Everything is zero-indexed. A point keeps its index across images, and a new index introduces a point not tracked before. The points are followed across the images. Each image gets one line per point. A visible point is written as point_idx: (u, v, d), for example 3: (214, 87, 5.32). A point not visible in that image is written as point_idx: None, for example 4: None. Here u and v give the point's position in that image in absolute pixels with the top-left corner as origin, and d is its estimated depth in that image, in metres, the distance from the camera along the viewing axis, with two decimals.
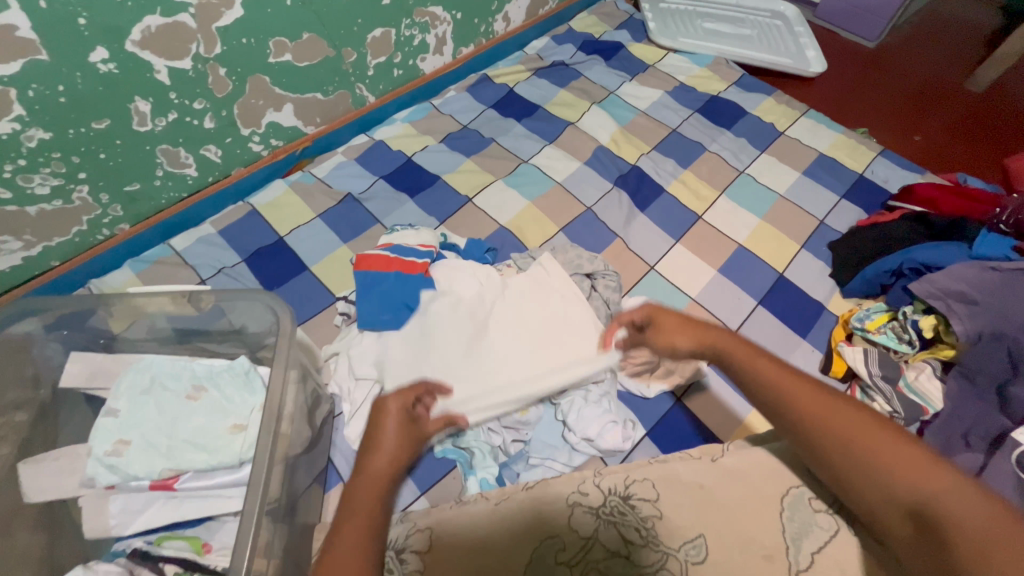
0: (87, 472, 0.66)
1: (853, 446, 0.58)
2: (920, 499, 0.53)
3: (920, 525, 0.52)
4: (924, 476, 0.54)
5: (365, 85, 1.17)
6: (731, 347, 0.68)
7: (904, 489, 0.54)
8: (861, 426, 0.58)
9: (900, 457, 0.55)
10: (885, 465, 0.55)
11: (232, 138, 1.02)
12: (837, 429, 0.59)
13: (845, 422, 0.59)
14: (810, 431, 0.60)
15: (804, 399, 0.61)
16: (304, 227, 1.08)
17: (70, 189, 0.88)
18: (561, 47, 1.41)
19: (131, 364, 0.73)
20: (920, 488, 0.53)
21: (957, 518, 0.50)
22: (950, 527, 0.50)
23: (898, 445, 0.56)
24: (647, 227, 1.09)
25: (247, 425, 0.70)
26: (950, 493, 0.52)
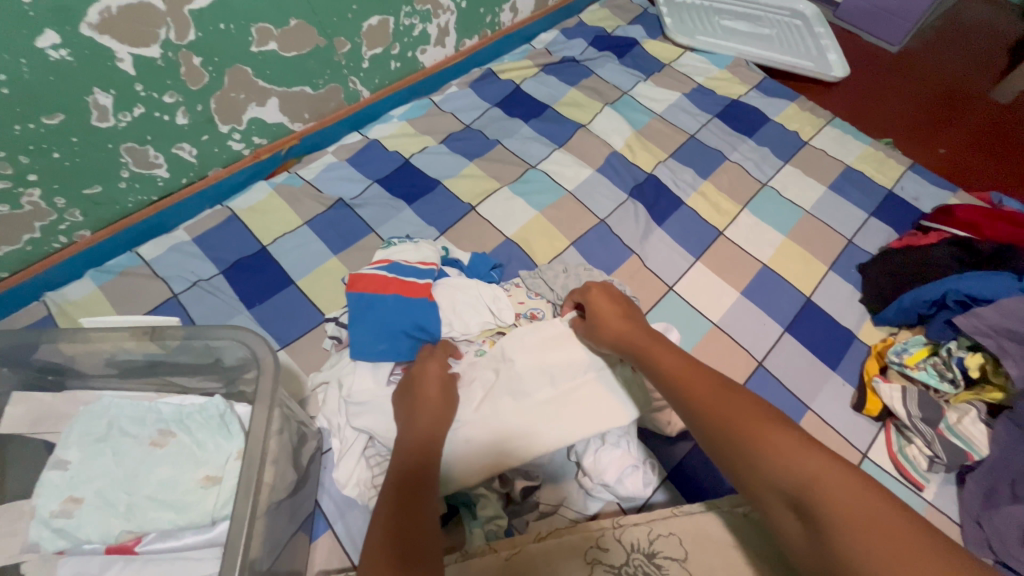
0: (30, 536, 0.56)
1: (736, 428, 0.51)
2: (794, 485, 0.46)
3: (805, 518, 0.45)
4: (794, 457, 0.47)
5: (359, 78, 1.06)
6: (639, 336, 0.67)
7: (777, 474, 0.47)
8: (744, 413, 0.52)
9: (784, 438, 0.49)
10: (765, 445, 0.49)
11: (209, 136, 0.91)
12: (727, 411, 0.53)
13: (733, 403, 0.53)
14: (702, 419, 0.54)
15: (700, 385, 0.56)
16: (291, 236, 0.98)
17: (18, 193, 0.76)
18: (571, 42, 1.31)
19: (85, 406, 0.63)
20: (794, 472, 0.46)
21: (831, 502, 0.43)
22: (830, 514, 0.43)
23: (777, 428, 0.50)
24: (665, 243, 1.01)
25: (222, 477, 0.60)
26: (820, 473, 0.45)
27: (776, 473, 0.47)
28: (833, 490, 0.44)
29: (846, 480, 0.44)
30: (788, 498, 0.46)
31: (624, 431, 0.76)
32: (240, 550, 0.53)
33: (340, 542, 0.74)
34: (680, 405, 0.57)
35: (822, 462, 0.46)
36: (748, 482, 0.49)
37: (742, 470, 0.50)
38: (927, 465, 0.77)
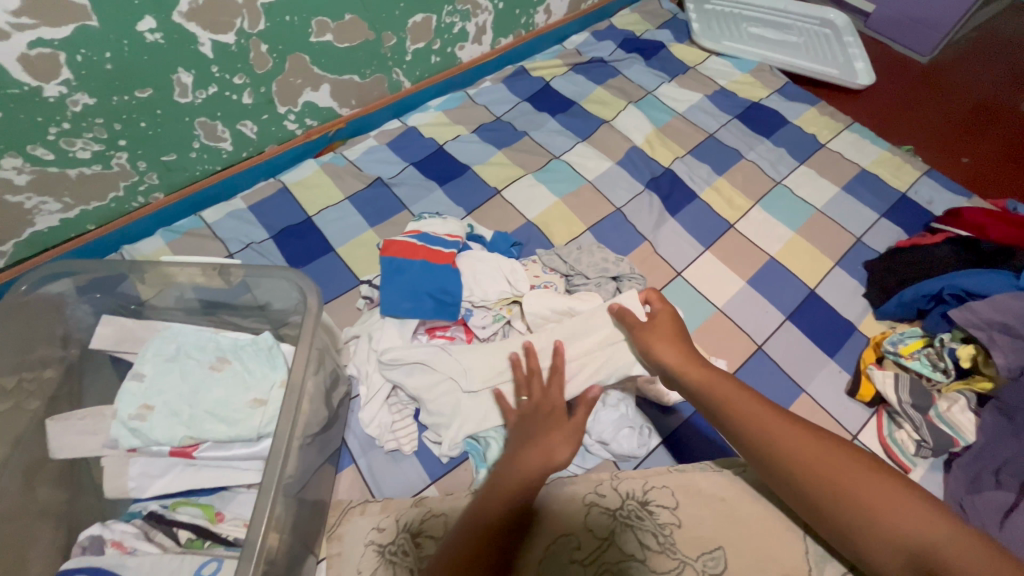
0: (111, 433, 0.67)
1: (843, 490, 0.58)
2: (919, 543, 0.54)
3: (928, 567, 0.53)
4: (930, 524, 0.55)
5: (402, 70, 1.16)
6: (722, 385, 0.68)
7: (901, 534, 0.55)
8: (847, 470, 0.59)
9: (894, 499, 0.57)
10: (873, 509, 0.57)
11: (268, 115, 1.03)
12: (844, 475, 0.59)
13: (838, 466, 0.60)
14: (810, 480, 0.60)
15: (794, 443, 0.62)
16: (333, 209, 1.09)
17: (110, 155, 0.89)
18: (600, 44, 1.39)
19: (158, 331, 0.74)
20: (928, 539, 0.54)
21: (946, 553, 0.53)
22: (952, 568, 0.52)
23: (886, 484, 0.58)
24: (677, 233, 1.07)
25: (267, 400, 0.70)
26: (941, 536, 0.54)
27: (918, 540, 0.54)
28: (953, 551, 0.53)
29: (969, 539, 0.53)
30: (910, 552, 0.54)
31: (624, 396, 0.85)
32: (280, 459, 0.62)
33: (362, 476, 0.83)
34: (778, 464, 0.62)
35: (947, 525, 0.55)
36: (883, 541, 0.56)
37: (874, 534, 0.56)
38: (915, 449, 0.81)
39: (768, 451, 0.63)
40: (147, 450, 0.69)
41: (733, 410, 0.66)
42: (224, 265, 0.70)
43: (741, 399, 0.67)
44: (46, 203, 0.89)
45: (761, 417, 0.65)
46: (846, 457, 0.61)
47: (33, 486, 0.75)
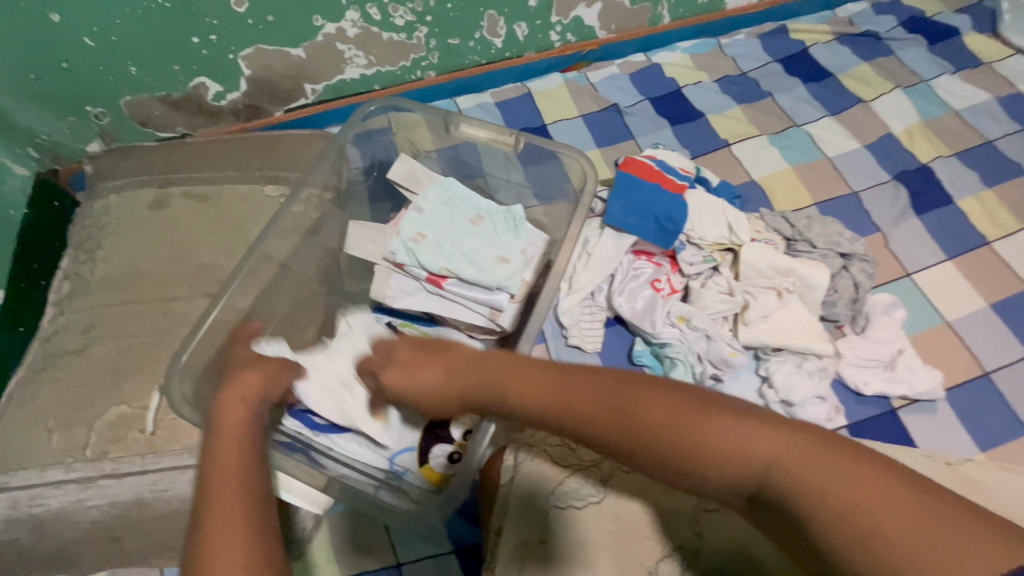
0: (390, 248, 0.82)
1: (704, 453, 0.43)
2: (763, 475, 0.42)
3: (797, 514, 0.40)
4: (770, 455, 0.42)
5: (667, 5, 1.18)
6: (456, 377, 0.57)
7: (741, 466, 0.42)
8: (728, 435, 0.43)
9: (755, 445, 0.42)
10: (713, 457, 0.43)
11: (541, 22, 1.11)
12: (759, 451, 0.42)
13: (723, 442, 0.43)
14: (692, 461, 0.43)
15: (656, 416, 0.45)
16: (567, 122, 1.16)
17: (415, 28, 1.04)
18: (879, 18, 1.26)
19: (435, 181, 0.87)
20: (711, 463, 0.43)
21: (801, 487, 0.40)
22: (821, 511, 0.39)
23: (755, 434, 0.43)
24: (917, 233, 0.99)
25: (510, 261, 0.81)
26: (814, 477, 0.40)
27: (679, 452, 0.44)
28: (852, 500, 0.38)
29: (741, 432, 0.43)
30: (766, 487, 0.42)
31: (824, 368, 0.83)
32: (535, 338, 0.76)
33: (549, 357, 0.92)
34: (631, 449, 0.46)
35: (789, 454, 0.42)
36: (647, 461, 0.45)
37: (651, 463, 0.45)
38: None
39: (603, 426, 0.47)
40: (408, 270, 0.83)
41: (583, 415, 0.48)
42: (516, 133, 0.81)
43: (515, 377, 0.52)
44: (357, 58, 1.06)
45: (654, 419, 0.45)
46: (711, 411, 0.44)
47: (310, 274, 0.95)
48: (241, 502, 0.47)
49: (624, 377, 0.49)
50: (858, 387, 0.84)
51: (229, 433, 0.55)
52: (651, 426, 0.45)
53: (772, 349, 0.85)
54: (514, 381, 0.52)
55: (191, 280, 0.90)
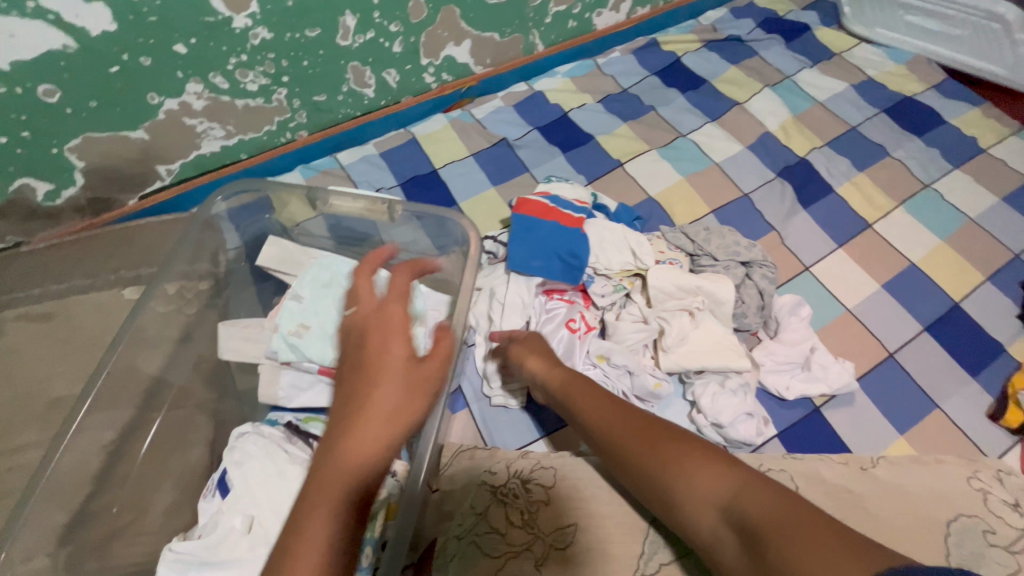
0: (272, 345, 0.73)
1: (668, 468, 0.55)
2: (723, 499, 0.51)
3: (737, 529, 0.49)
4: (722, 474, 0.53)
5: (539, 32, 1.16)
6: (382, 433, 0.46)
7: (706, 484, 0.53)
8: (680, 453, 0.56)
9: (711, 470, 0.53)
10: (680, 475, 0.54)
11: (411, 66, 1.06)
12: (719, 474, 0.53)
13: (676, 454, 0.56)
14: (664, 476, 0.55)
15: (635, 436, 0.60)
16: (458, 163, 1.11)
17: (272, 90, 0.95)
18: (739, 21, 1.32)
19: (314, 259, 0.79)
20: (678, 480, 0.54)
21: (756, 510, 0.48)
22: (767, 536, 0.46)
23: (705, 457, 0.55)
24: (809, 226, 1.02)
25: (408, 336, 0.74)
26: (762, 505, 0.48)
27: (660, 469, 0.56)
28: (777, 524, 0.46)
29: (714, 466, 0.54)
30: (721, 512, 0.51)
31: (746, 382, 0.82)
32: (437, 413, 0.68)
33: (474, 422, 0.86)
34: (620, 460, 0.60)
35: (745, 482, 0.51)
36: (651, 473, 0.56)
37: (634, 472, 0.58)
38: None
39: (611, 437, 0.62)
40: (297, 365, 0.74)
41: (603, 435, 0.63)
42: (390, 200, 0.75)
43: (594, 397, 0.67)
44: (213, 129, 0.96)
45: (631, 427, 0.61)
46: (679, 438, 0.58)
47: (192, 383, 0.83)
48: (328, 515, 0.43)
49: (654, 420, 0.61)
50: (780, 393, 0.84)
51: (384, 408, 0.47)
52: (633, 438, 0.60)
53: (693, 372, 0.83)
54: (595, 406, 0.66)
55: (41, 421, 0.79)
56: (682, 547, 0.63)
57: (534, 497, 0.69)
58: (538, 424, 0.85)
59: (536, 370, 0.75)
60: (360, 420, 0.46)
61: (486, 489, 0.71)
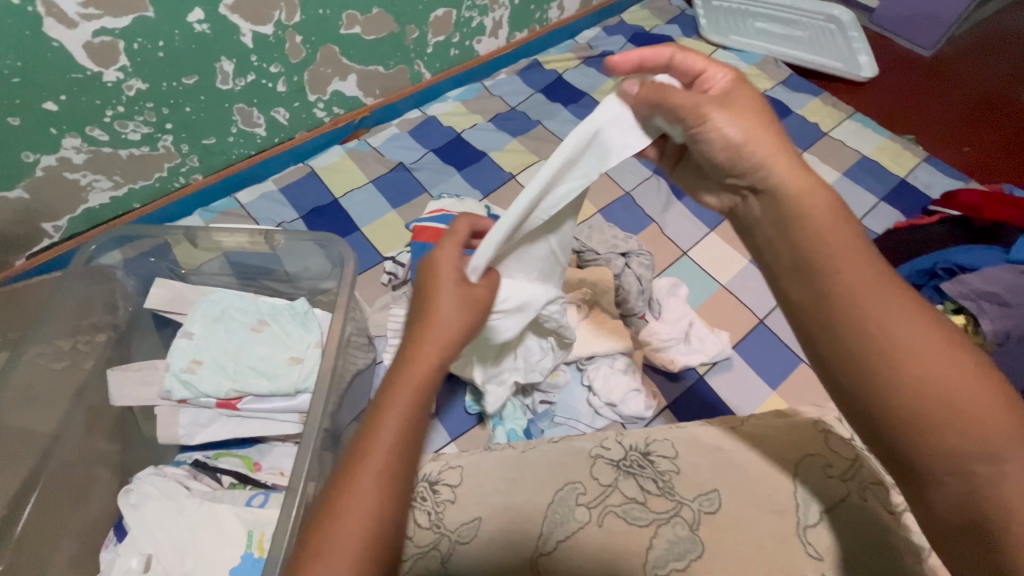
0: (165, 385, 0.74)
1: (911, 378, 0.44)
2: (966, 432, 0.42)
3: (972, 472, 0.42)
4: (977, 404, 0.43)
5: (423, 62, 1.23)
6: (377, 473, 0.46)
7: (951, 410, 0.43)
8: (947, 358, 0.44)
9: (984, 401, 0.43)
10: (919, 392, 0.43)
11: (299, 103, 1.10)
12: (988, 411, 0.42)
13: (958, 372, 0.43)
14: (921, 391, 0.43)
15: (891, 316, 0.45)
16: (358, 191, 1.15)
17: (157, 138, 0.97)
18: (611, 39, 1.45)
19: (205, 296, 0.81)
20: (978, 421, 0.42)
21: (1004, 478, 0.41)
22: (997, 499, 0.41)
23: (963, 373, 0.43)
24: (684, 215, 1.12)
25: (304, 358, 0.77)
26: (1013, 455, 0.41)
27: (918, 392, 0.43)
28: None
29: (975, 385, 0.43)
30: (946, 447, 0.42)
31: (632, 362, 0.90)
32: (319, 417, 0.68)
33: None
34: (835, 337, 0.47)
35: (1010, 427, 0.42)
36: (898, 380, 0.44)
37: (893, 388, 0.44)
38: None
39: (859, 317, 0.46)
40: (195, 401, 0.76)
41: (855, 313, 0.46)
42: (266, 230, 0.79)
43: (881, 304, 0.45)
44: (99, 182, 0.97)
45: (894, 319, 0.45)
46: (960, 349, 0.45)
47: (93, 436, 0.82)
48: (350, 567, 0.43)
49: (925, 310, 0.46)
50: (667, 366, 0.92)
51: (415, 377, 0.49)
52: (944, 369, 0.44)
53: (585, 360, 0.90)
54: (858, 274, 0.46)
55: None
56: (581, 523, 0.66)
57: (442, 497, 0.70)
58: (449, 428, 0.90)
59: (780, 176, 0.48)
60: (406, 391, 0.48)
61: None
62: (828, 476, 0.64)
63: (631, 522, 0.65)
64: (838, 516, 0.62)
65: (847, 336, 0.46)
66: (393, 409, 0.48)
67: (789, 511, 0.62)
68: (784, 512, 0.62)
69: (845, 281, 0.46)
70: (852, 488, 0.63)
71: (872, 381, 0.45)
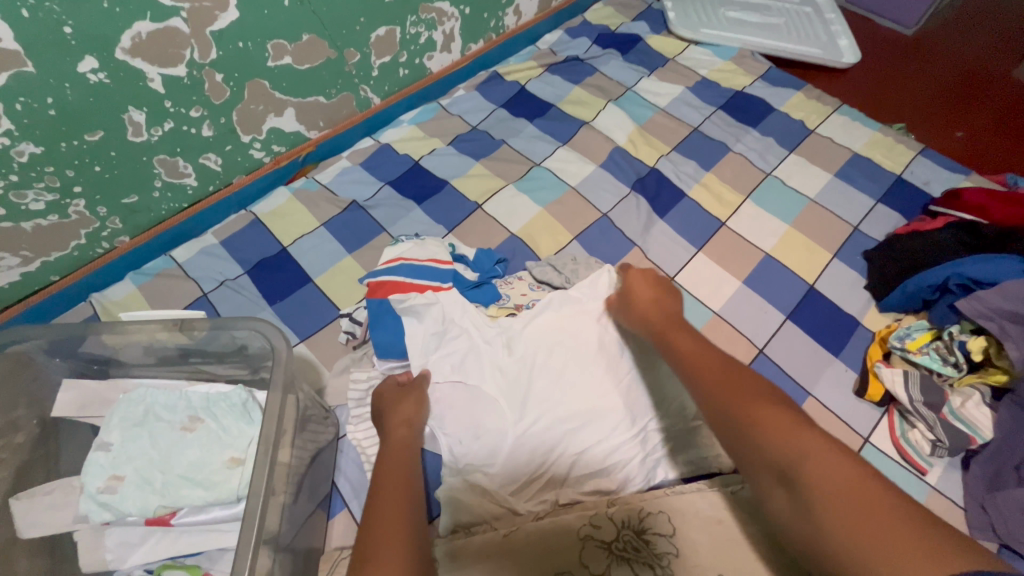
0: (80, 508, 0.64)
1: (738, 413, 0.55)
2: (788, 466, 0.50)
3: (794, 490, 0.49)
4: (791, 438, 0.51)
5: (369, 86, 1.11)
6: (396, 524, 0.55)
7: (782, 448, 0.51)
8: (777, 417, 0.53)
9: (780, 427, 0.52)
10: (755, 422, 0.54)
11: (232, 146, 0.98)
12: (779, 435, 0.52)
13: (755, 406, 0.55)
14: (755, 428, 0.53)
15: (710, 370, 0.61)
16: (308, 237, 1.03)
17: (66, 204, 0.85)
18: (574, 42, 1.34)
19: (126, 394, 0.71)
20: (809, 455, 0.49)
21: (814, 480, 0.47)
22: (822, 513, 0.46)
23: (778, 414, 0.54)
24: (667, 235, 1.03)
25: (245, 459, 0.66)
26: (836, 479, 0.47)
27: (750, 441, 0.53)
28: (839, 501, 0.45)
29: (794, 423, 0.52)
30: (781, 478, 0.50)
31: None
32: (256, 523, 0.57)
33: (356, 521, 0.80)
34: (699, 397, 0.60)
35: (824, 445, 0.50)
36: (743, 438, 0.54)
37: (733, 429, 0.55)
38: (931, 449, 0.76)
39: (691, 379, 0.62)
40: (122, 520, 0.66)
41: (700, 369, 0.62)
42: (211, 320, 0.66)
43: (709, 368, 0.61)
44: (3, 259, 0.84)
45: (699, 363, 0.62)
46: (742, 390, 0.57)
47: None
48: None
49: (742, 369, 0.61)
50: None
51: (397, 450, 0.67)
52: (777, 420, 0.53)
53: (577, 423, 0.76)
54: (688, 345, 0.66)
55: None
56: None
57: None
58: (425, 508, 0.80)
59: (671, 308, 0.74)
60: (392, 465, 0.64)
61: None
62: None
63: None
64: None
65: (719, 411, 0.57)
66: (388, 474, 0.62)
67: None
68: None
69: (686, 366, 0.63)
70: None
71: (733, 443, 0.55)
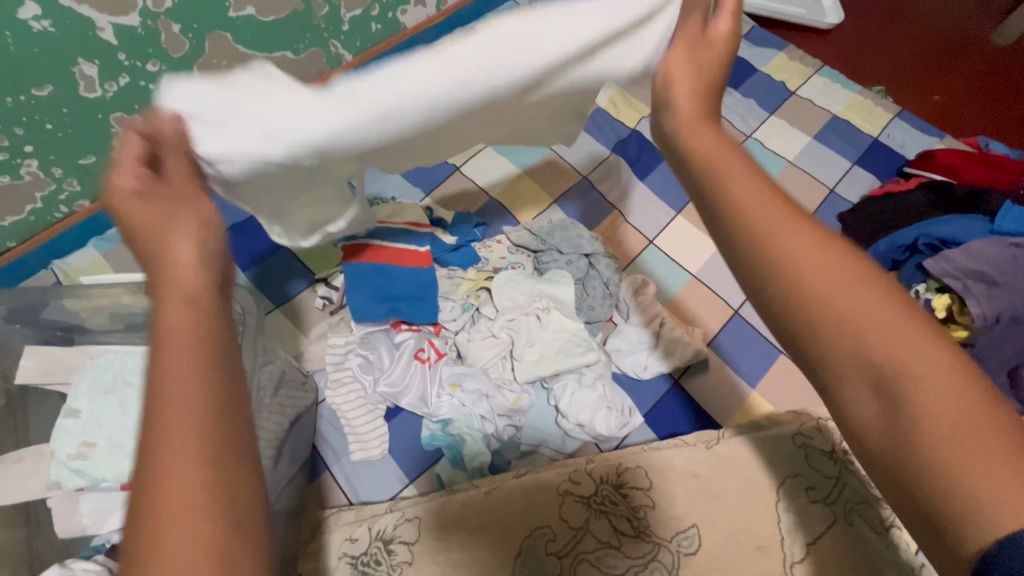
0: (52, 475, 0.63)
1: (821, 308, 0.33)
2: (875, 366, 0.32)
3: (888, 401, 0.32)
4: (892, 330, 0.32)
5: (340, 42, 1.06)
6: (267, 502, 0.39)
7: (880, 345, 0.32)
8: (887, 316, 0.32)
9: (873, 310, 0.32)
10: (842, 305, 0.33)
11: None
12: (872, 329, 0.32)
13: (849, 292, 0.33)
14: (835, 326, 0.33)
15: (802, 253, 0.35)
16: None
17: (17, 164, 0.80)
18: None
19: (92, 359, 0.69)
20: (914, 368, 0.31)
21: (921, 402, 0.30)
22: (927, 441, 0.29)
23: (877, 300, 0.33)
24: (647, 198, 1.02)
25: None
26: (956, 406, 0.29)
27: (859, 358, 0.33)
28: (949, 425, 0.29)
29: (900, 323, 0.32)
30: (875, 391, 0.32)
31: (601, 375, 0.83)
32: None
33: (337, 484, 0.80)
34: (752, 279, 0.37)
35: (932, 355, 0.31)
36: (836, 342, 0.33)
37: (800, 323, 0.34)
38: None
39: (759, 248, 0.36)
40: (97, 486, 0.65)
41: (768, 238, 0.36)
42: None
43: (795, 238, 0.35)
44: None
45: (770, 224, 0.36)
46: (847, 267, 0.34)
47: None
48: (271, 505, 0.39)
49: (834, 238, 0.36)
50: (638, 374, 0.86)
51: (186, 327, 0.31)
52: (871, 307, 0.32)
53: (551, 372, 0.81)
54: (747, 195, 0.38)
55: None
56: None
57: (398, 558, 0.65)
58: (406, 468, 0.81)
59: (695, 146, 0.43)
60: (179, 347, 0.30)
61: (345, 564, 0.67)
62: (811, 502, 0.65)
63: (605, 571, 0.62)
64: (823, 547, 0.62)
65: (776, 297, 0.35)
66: (180, 359, 0.29)
67: (772, 546, 0.62)
68: (766, 547, 0.62)
69: (771, 243, 0.35)
70: (835, 511, 0.64)
71: (798, 340, 0.35)
